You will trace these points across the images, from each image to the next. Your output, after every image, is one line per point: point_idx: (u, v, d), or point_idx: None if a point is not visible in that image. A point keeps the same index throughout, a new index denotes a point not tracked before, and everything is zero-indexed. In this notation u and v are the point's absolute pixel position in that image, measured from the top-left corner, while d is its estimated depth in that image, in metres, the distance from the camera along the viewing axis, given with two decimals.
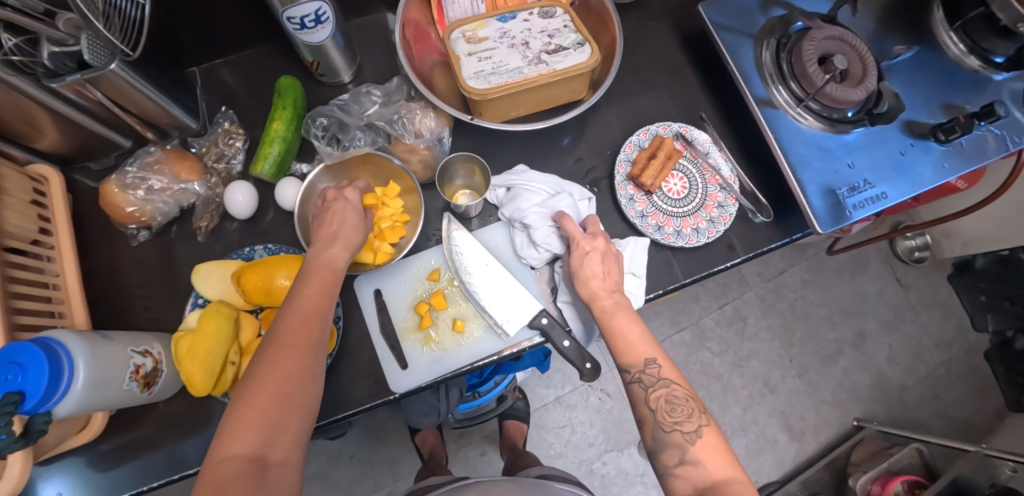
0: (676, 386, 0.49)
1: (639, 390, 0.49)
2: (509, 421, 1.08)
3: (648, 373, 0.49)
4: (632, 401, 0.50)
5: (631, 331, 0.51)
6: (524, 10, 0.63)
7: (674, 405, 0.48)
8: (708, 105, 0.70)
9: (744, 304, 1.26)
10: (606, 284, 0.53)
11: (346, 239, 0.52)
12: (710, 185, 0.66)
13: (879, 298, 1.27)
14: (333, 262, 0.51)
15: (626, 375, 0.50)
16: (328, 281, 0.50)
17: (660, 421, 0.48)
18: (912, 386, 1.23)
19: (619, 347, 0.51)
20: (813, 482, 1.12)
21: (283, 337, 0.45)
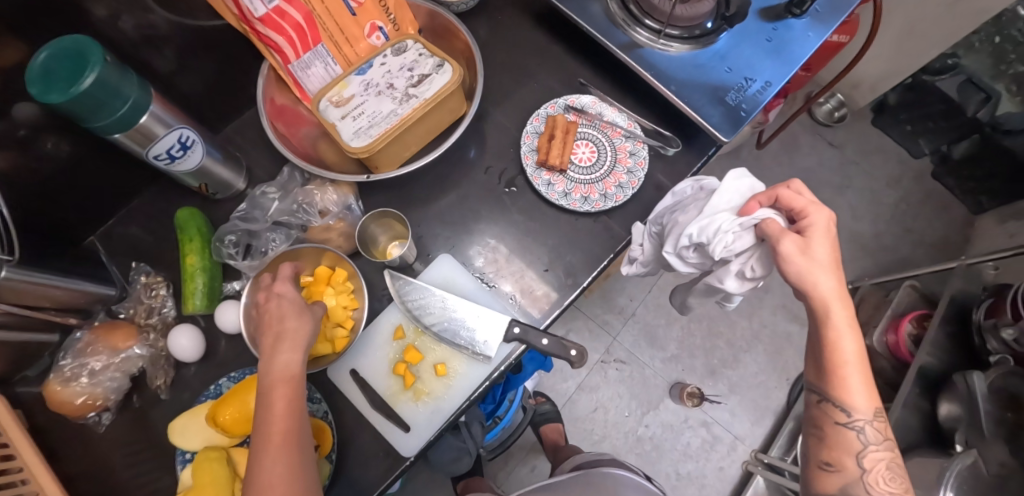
0: (890, 454, 0.53)
1: (859, 444, 0.52)
2: (545, 428, 1.07)
3: (869, 428, 0.52)
4: (840, 446, 0.53)
5: (859, 379, 0.51)
6: (378, 55, 0.63)
7: (890, 473, 0.53)
8: (583, 69, 0.71)
9: None
10: (845, 309, 0.49)
11: (295, 344, 0.50)
12: (616, 140, 0.67)
13: (823, 166, 1.31)
14: (289, 371, 0.49)
15: (841, 418, 0.52)
16: (290, 391, 0.48)
17: (867, 481, 0.53)
18: (885, 231, 1.27)
19: (848, 395, 0.51)
20: None
21: (269, 471, 0.44)
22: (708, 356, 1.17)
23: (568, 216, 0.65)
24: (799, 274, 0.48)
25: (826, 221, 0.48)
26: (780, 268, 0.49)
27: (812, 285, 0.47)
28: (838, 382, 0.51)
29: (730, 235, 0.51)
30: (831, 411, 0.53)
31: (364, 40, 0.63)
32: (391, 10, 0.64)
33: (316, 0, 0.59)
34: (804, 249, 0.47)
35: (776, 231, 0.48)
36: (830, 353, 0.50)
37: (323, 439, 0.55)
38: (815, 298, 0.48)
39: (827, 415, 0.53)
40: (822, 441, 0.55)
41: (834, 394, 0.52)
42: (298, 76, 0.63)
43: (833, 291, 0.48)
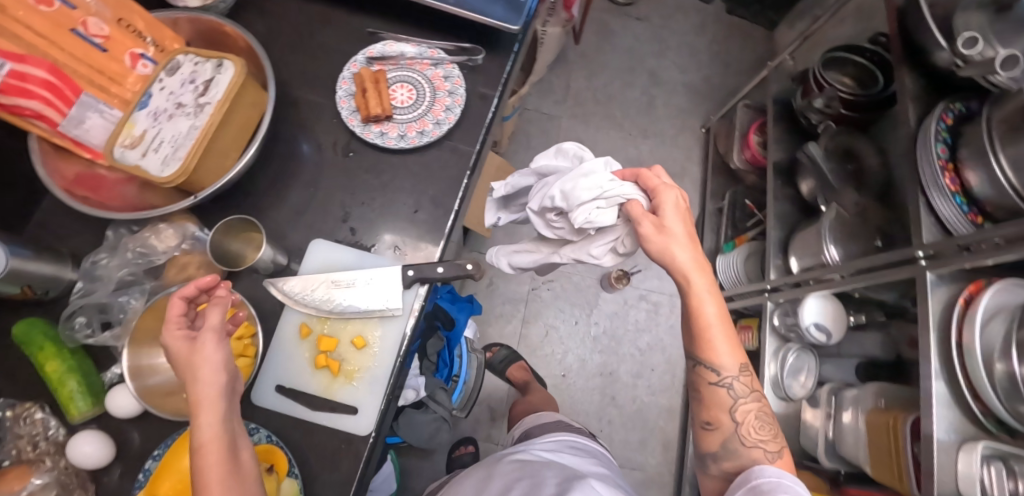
0: (762, 405, 0.57)
1: (729, 399, 0.56)
2: (512, 372, 1.07)
3: (737, 383, 0.56)
4: (714, 405, 0.57)
5: (722, 338, 0.56)
6: (154, 82, 0.60)
7: (760, 424, 0.56)
8: (368, 20, 0.71)
9: (568, 130, 1.26)
10: (704, 276, 0.55)
11: (202, 408, 0.46)
12: (427, 71, 0.69)
13: (639, 42, 1.40)
14: (208, 434, 0.46)
15: (712, 378, 0.56)
16: (217, 454, 0.45)
17: (740, 434, 0.56)
18: (712, 73, 1.40)
19: (714, 351, 0.56)
20: (718, 189, 1.27)
21: None
22: None
23: (414, 155, 0.67)
24: (661, 250, 0.55)
25: (676, 201, 0.56)
26: (643, 245, 0.56)
27: (670, 259, 0.54)
28: (704, 345, 0.56)
29: (597, 210, 0.58)
30: (703, 372, 0.57)
31: (131, 73, 0.59)
32: (145, 33, 0.60)
33: (54, 49, 0.52)
34: (659, 226, 0.55)
35: (637, 213, 0.56)
36: (695, 317, 0.55)
37: (278, 460, 0.55)
38: (675, 270, 0.55)
39: (699, 376, 0.57)
40: (701, 403, 0.58)
41: (701, 356, 0.56)
42: (74, 135, 0.56)
43: (690, 261, 0.54)
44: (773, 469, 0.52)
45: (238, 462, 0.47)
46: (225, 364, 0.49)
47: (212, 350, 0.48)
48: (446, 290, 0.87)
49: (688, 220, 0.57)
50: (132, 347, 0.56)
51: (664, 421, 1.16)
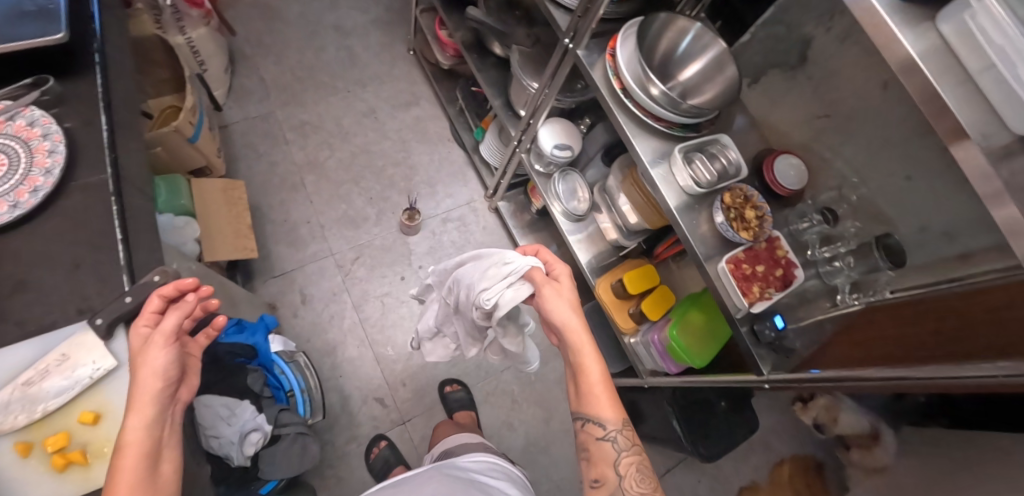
0: (639, 457, 0.63)
1: (612, 452, 0.62)
2: (457, 414, 1.11)
3: (620, 437, 0.63)
4: (601, 460, 0.63)
5: (602, 396, 0.65)
6: None
7: (642, 477, 0.62)
8: None
9: (290, 117, 1.30)
10: (586, 335, 0.67)
11: (132, 409, 0.52)
12: (5, 128, 0.61)
13: (308, 5, 1.43)
14: (136, 435, 0.51)
15: (599, 433, 0.64)
16: (139, 455, 0.50)
17: (625, 488, 0.61)
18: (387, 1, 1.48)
19: (596, 408, 0.64)
20: (447, 93, 1.35)
21: None
22: (397, 187, 1.29)
23: (46, 214, 0.60)
24: (551, 309, 0.68)
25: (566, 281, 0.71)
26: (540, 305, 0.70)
27: (558, 314, 0.67)
28: (588, 399, 0.65)
29: (501, 288, 0.73)
30: (590, 428, 0.64)
31: None
32: None
33: None
34: (551, 287, 0.70)
35: (538, 278, 0.71)
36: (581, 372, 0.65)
37: None
38: (567, 332, 0.67)
39: (587, 432, 0.64)
40: (591, 460, 0.64)
41: (587, 411, 0.65)
42: None
43: (574, 324, 0.67)
44: None
45: (156, 470, 0.51)
46: (167, 371, 0.54)
47: (156, 355, 0.54)
48: (230, 324, 0.86)
49: (571, 294, 0.71)
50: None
51: None
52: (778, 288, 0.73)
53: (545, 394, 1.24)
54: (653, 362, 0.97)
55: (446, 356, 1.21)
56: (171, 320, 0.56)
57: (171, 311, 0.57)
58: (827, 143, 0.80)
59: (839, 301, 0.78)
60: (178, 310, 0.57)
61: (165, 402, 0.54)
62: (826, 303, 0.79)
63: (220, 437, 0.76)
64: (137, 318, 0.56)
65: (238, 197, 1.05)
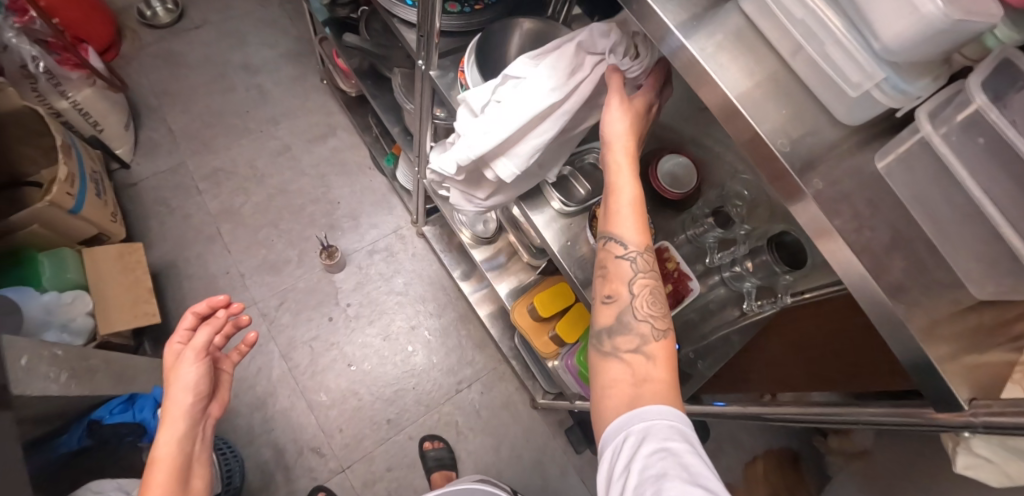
0: (650, 280, 0.52)
1: (629, 271, 0.51)
2: (432, 476, 1.03)
3: (640, 257, 0.51)
4: (614, 277, 0.52)
5: (632, 213, 0.51)
6: None
7: (654, 302, 0.51)
8: None
9: (201, 165, 1.22)
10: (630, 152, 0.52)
11: (168, 421, 0.59)
12: None
13: (214, 46, 1.36)
14: (169, 451, 0.57)
15: (618, 251, 0.51)
16: (172, 467, 0.57)
17: (632, 307, 0.51)
18: (296, 31, 1.41)
19: (618, 222, 0.51)
20: (362, 119, 1.28)
21: None
22: (318, 224, 1.21)
23: None
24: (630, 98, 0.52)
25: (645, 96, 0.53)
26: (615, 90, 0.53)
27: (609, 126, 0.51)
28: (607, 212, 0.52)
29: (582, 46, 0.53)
30: (607, 248, 0.52)
31: None
32: None
33: None
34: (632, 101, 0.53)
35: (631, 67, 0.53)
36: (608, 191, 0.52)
37: None
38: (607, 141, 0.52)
39: (603, 251, 0.52)
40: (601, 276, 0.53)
41: (606, 226, 0.52)
42: None
43: (623, 138, 0.51)
44: (661, 408, 0.42)
45: (185, 486, 0.57)
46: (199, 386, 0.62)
47: (188, 370, 0.61)
48: (117, 402, 0.86)
49: (640, 112, 0.53)
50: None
51: (464, 328, 1.19)
52: None
53: (496, 424, 1.13)
54: (576, 387, 0.91)
55: (383, 394, 1.11)
56: (202, 335, 0.63)
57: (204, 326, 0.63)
58: (717, 136, 0.73)
59: (747, 309, 0.71)
60: (210, 324, 0.63)
61: (195, 419, 0.61)
62: (735, 312, 0.73)
63: None
64: (175, 331, 0.64)
65: (136, 259, 1.01)
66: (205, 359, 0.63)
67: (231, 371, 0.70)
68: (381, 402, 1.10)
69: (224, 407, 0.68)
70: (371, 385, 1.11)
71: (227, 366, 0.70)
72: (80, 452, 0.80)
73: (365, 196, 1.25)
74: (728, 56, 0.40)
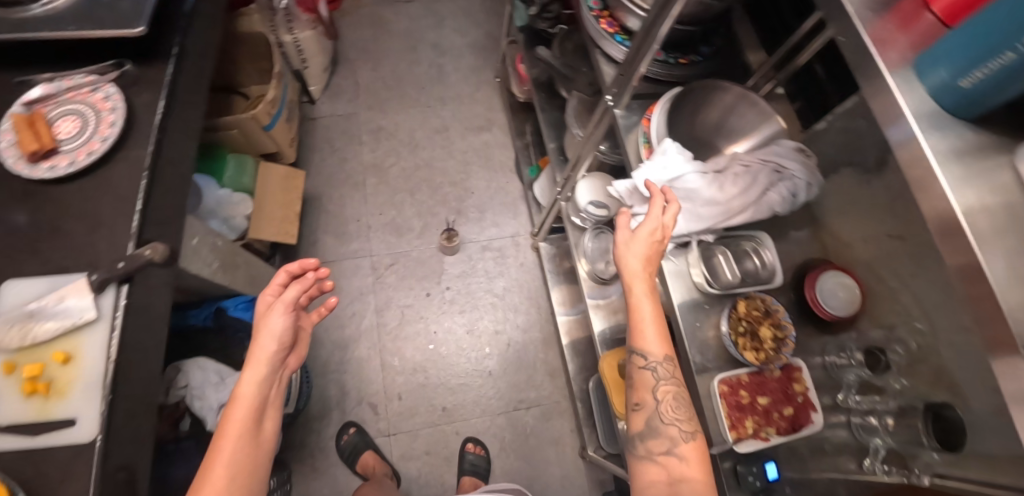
0: (676, 386, 0.61)
1: (652, 381, 0.61)
2: (462, 478, 1.04)
3: (659, 368, 0.61)
4: (641, 386, 0.62)
5: (654, 330, 0.62)
6: None
7: (678, 405, 0.60)
8: (25, 71, 0.73)
9: (371, 120, 1.34)
10: (645, 279, 0.62)
11: (253, 363, 0.67)
12: (90, 99, 0.71)
13: (416, 21, 1.49)
14: (250, 391, 0.66)
15: (640, 363, 0.62)
16: (249, 406, 0.65)
17: (659, 412, 0.60)
18: (488, 27, 1.50)
19: (642, 338, 0.62)
20: (520, 124, 1.33)
21: (210, 461, 0.62)
22: (448, 206, 1.27)
23: (93, 177, 0.68)
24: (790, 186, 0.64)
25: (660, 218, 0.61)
26: (781, 177, 0.64)
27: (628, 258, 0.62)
28: (636, 332, 0.62)
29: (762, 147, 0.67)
30: (633, 360, 0.62)
31: None
32: None
33: None
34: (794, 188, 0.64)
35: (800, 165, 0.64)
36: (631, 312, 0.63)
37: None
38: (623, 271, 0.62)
39: (631, 362, 0.63)
40: (632, 385, 0.63)
41: (633, 342, 0.63)
42: None
43: (640, 267, 0.61)
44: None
45: (258, 424, 0.66)
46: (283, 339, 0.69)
47: (275, 321, 0.69)
48: (243, 299, 0.93)
49: (655, 241, 0.62)
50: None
51: (542, 352, 1.18)
52: (778, 432, 0.60)
53: (539, 455, 1.11)
54: None
55: (447, 383, 1.14)
56: (290, 293, 0.70)
57: (295, 284, 0.71)
58: (895, 269, 0.64)
59: (867, 465, 0.62)
60: (300, 284, 0.71)
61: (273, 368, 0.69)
62: (851, 464, 0.64)
63: (204, 400, 0.86)
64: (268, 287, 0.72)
65: (296, 186, 1.13)
66: (291, 313, 0.71)
67: (308, 329, 0.79)
68: (443, 389, 1.14)
69: (300, 360, 0.76)
70: (439, 370, 1.15)
71: (307, 322, 0.78)
72: (203, 330, 0.92)
73: (496, 196, 1.30)
74: (988, 212, 0.33)
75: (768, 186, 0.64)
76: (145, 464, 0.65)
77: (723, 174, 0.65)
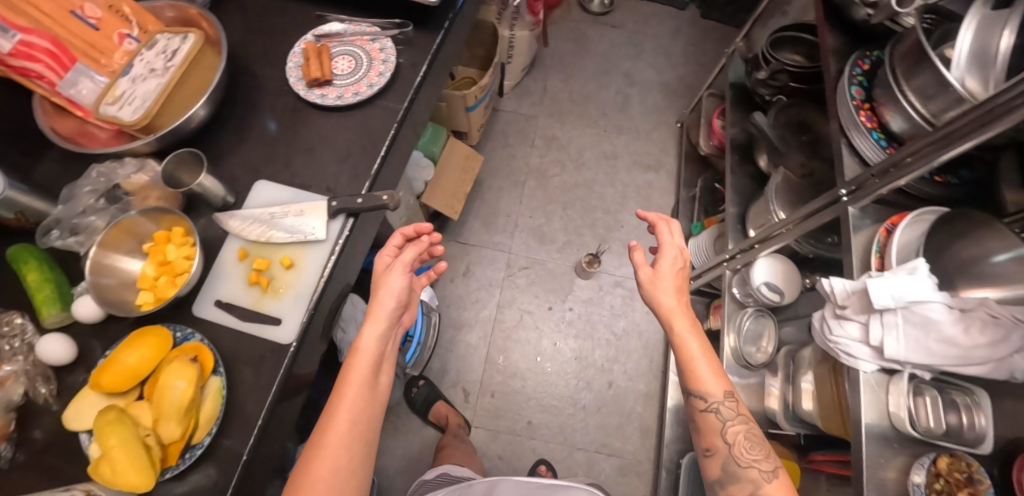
0: (748, 423, 0.63)
1: (718, 422, 0.63)
2: None
3: (723, 408, 0.63)
4: (708, 431, 0.64)
5: (706, 369, 0.66)
6: (136, 56, 0.72)
7: (750, 442, 0.62)
8: (321, 7, 0.82)
9: (547, 128, 1.39)
10: (686, 319, 0.69)
11: (375, 318, 0.68)
12: (367, 46, 0.78)
13: (616, 48, 1.52)
14: (369, 342, 0.67)
15: (701, 405, 0.64)
16: (369, 358, 0.66)
17: (734, 455, 0.61)
18: (684, 73, 1.50)
19: (700, 379, 0.65)
20: (690, 177, 1.31)
21: (332, 404, 0.63)
22: (594, 231, 1.29)
23: (350, 114, 0.75)
24: None
25: (675, 256, 0.72)
26: None
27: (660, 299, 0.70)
28: (691, 370, 0.66)
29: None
30: (694, 402, 0.65)
31: (118, 49, 0.72)
32: (132, 17, 0.73)
33: (57, 26, 0.68)
34: None
35: None
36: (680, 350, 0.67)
37: (208, 360, 0.62)
38: (666, 312, 0.69)
39: (693, 406, 0.65)
40: (698, 431, 0.65)
41: (689, 384, 0.66)
42: (69, 95, 0.69)
43: (674, 302, 0.70)
44: None
45: (376, 376, 0.67)
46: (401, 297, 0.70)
47: (394, 280, 0.70)
48: None
49: (682, 278, 0.72)
50: (100, 245, 0.63)
51: (640, 405, 1.16)
52: None
53: None
54: None
55: (540, 399, 1.16)
56: (408, 254, 0.72)
57: (411, 247, 0.73)
58: None
59: None
60: (416, 246, 0.73)
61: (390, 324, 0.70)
62: None
63: (346, 333, 0.92)
64: (383, 248, 0.74)
65: (472, 168, 1.18)
66: (407, 274, 0.72)
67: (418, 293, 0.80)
68: (534, 402, 1.16)
69: (412, 322, 0.77)
70: (536, 383, 1.18)
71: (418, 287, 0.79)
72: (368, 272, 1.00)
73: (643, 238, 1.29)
74: None
75: (1017, 349, 0.59)
76: (309, 377, 0.71)
77: (968, 316, 0.60)
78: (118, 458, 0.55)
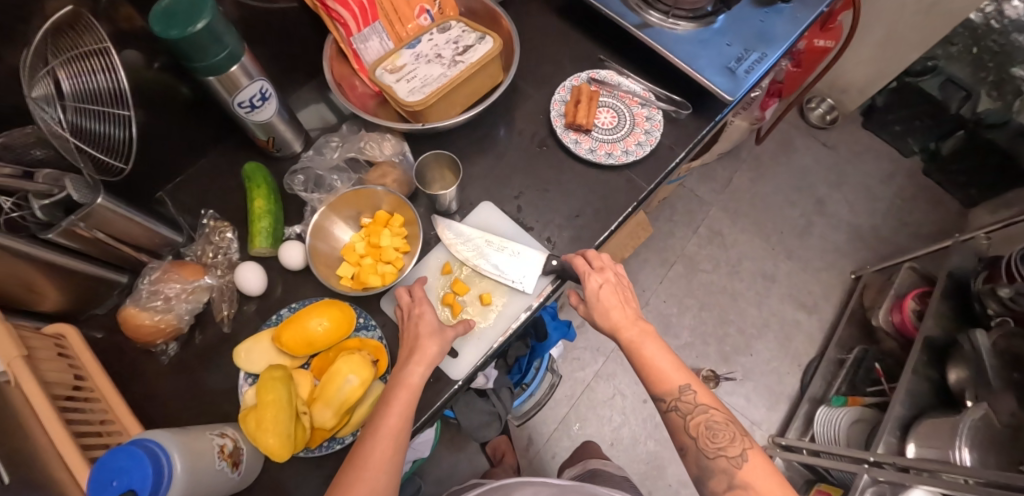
0: (713, 411, 0.53)
1: (679, 421, 0.54)
2: None
3: (683, 402, 0.54)
4: (674, 430, 0.55)
5: (661, 362, 0.56)
6: (426, 33, 0.70)
7: (715, 429, 0.52)
8: (603, 49, 0.78)
9: (714, 222, 1.33)
10: (636, 327, 0.58)
11: (423, 356, 0.55)
12: (633, 107, 0.74)
13: (818, 170, 1.41)
14: (410, 381, 0.54)
15: (663, 405, 0.55)
16: (409, 401, 0.53)
17: (699, 448, 0.53)
18: (882, 224, 1.36)
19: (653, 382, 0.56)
20: (847, 340, 1.20)
21: (359, 455, 0.49)
22: (719, 347, 1.22)
23: (593, 171, 0.72)
24: None
25: (609, 280, 0.60)
26: None
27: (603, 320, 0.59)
28: (649, 373, 0.56)
29: None
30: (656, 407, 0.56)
31: (414, 20, 0.72)
32: None
33: None
34: None
35: None
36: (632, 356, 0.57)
37: (381, 359, 0.62)
38: (616, 332, 0.58)
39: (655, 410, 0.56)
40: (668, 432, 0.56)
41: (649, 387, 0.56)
42: (357, 49, 0.70)
43: (620, 316, 0.58)
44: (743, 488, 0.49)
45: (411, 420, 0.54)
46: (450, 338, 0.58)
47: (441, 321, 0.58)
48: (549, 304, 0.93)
49: (624, 288, 0.61)
50: (330, 207, 0.64)
51: None
52: None
53: None
54: None
55: None
56: None
57: None
58: None
59: None
60: None
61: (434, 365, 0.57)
62: None
63: None
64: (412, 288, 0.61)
65: (637, 234, 1.12)
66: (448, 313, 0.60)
67: None
68: None
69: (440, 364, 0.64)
70: None
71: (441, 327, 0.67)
72: None
73: (766, 377, 1.21)
74: None
75: None
76: None
77: None
78: (267, 417, 0.53)
